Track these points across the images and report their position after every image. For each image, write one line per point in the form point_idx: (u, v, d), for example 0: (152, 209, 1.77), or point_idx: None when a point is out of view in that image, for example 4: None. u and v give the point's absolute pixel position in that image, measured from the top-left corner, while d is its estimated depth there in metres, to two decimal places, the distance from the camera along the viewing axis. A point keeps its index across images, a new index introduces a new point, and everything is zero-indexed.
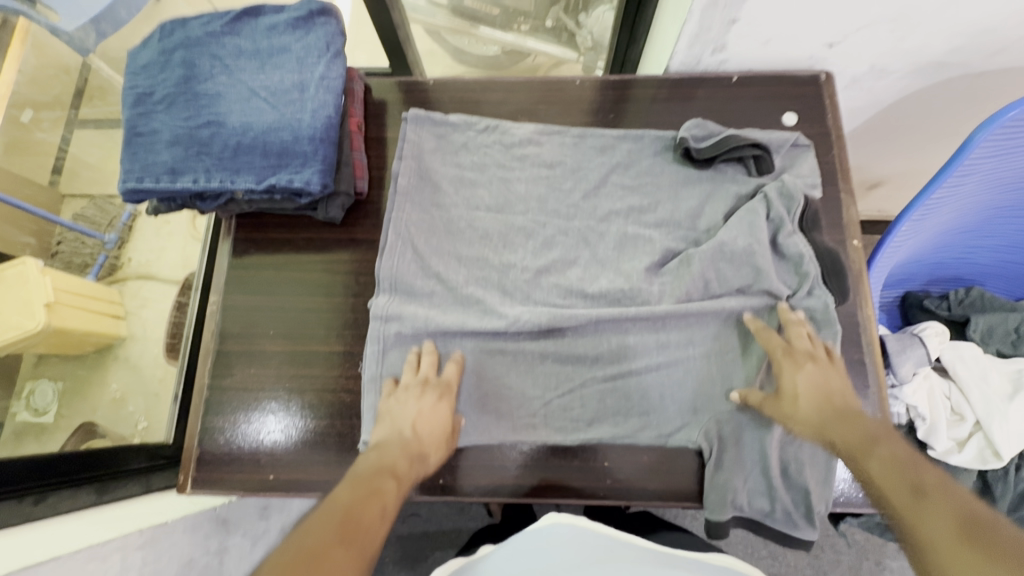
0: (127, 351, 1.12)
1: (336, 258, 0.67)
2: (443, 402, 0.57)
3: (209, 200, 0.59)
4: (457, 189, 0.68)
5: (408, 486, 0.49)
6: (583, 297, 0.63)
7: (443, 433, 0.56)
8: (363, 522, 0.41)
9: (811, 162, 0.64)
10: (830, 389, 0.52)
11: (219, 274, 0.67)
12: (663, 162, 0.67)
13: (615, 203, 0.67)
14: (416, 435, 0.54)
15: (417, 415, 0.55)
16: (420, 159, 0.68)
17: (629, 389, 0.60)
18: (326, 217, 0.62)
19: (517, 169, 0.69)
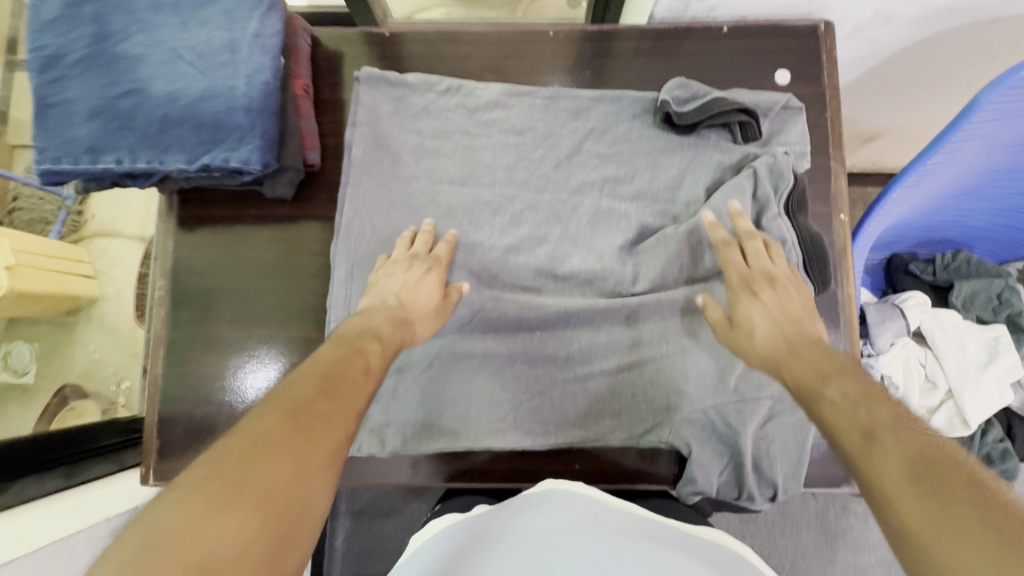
0: (101, 311, 1.08)
1: (289, 237, 0.62)
2: (429, 272, 0.56)
3: (141, 178, 0.53)
4: (418, 160, 0.62)
5: (393, 349, 0.49)
6: (553, 278, 0.60)
7: (431, 299, 0.55)
8: (347, 379, 0.42)
9: (802, 127, 0.59)
10: (791, 319, 0.49)
11: (164, 258, 0.62)
12: (641, 127, 0.62)
13: (589, 173, 0.62)
14: (403, 304, 0.53)
15: (402, 286, 0.54)
16: (377, 126, 0.62)
17: (601, 389, 0.59)
18: (274, 194, 0.57)
19: (483, 135, 0.63)
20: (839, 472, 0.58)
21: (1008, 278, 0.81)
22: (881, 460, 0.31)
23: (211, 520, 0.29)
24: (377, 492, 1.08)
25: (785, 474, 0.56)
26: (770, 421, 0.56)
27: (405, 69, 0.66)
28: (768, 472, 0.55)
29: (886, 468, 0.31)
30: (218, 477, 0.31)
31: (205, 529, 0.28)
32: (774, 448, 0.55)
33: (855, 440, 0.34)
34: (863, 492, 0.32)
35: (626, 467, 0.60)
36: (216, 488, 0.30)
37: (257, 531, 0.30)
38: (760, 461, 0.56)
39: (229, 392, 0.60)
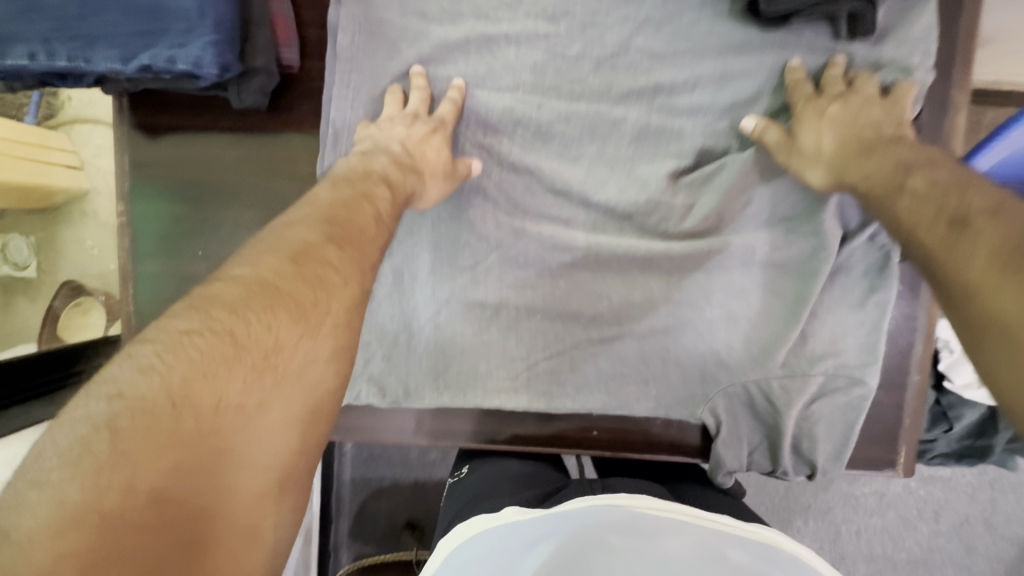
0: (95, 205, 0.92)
1: (267, 159, 0.52)
2: (435, 133, 0.47)
3: (72, 79, 0.42)
4: (420, 56, 0.49)
5: (403, 197, 0.44)
6: (585, 206, 0.51)
7: (441, 156, 0.47)
8: (356, 224, 0.38)
9: (931, 19, 0.45)
10: (864, 123, 0.42)
11: (123, 177, 0.53)
12: (711, 18, 0.47)
13: (637, 78, 0.49)
14: (408, 151, 0.46)
15: (405, 138, 0.47)
16: (369, 7, 0.48)
17: (629, 352, 0.51)
18: (242, 105, 0.45)
19: (505, 23, 0.48)
20: (885, 456, 0.52)
21: None
22: (967, 261, 0.28)
23: (209, 376, 0.27)
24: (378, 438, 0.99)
25: (828, 455, 0.50)
26: (819, 399, 0.50)
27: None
28: (808, 453, 0.50)
29: (971, 267, 0.28)
30: (213, 329, 0.28)
31: (201, 384, 0.27)
32: (818, 428, 0.50)
33: (941, 238, 0.31)
34: (943, 295, 0.30)
35: (650, 439, 0.54)
36: (214, 339, 0.28)
37: (262, 388, 0.29)
38: (800, 442, 0.51)
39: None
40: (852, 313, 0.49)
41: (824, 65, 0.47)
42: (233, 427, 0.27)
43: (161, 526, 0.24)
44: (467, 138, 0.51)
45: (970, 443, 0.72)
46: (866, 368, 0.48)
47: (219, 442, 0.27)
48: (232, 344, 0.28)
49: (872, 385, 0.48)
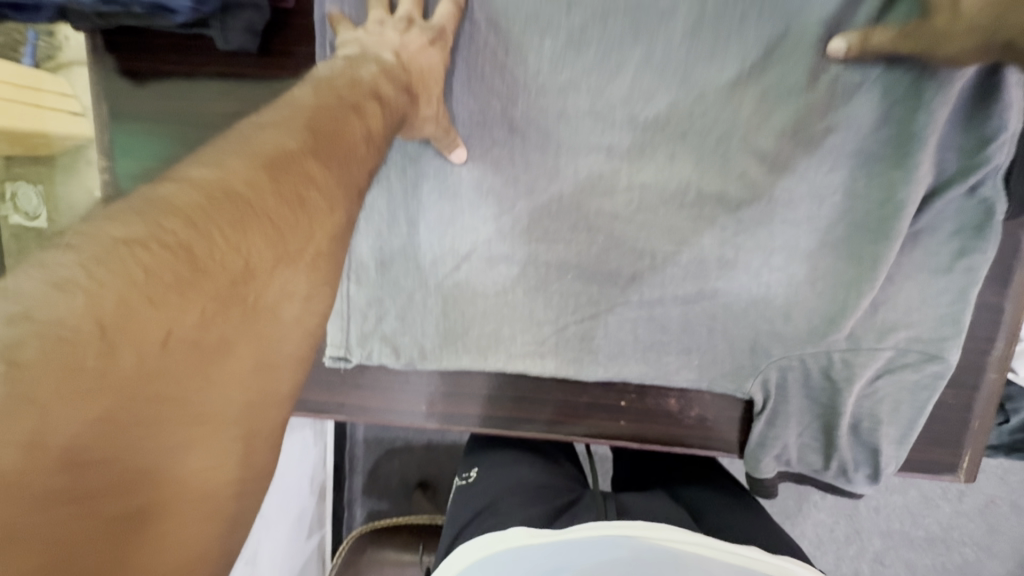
0: None
1: (266, 106, 0.46)
2: (439, 64, 0.42)
3: (36, 11, 0.37)
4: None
5: (398, 119, 0.37)
6: (631, 128, 0.45)
7: (438, 62, 0.41)
8: (344, 141, 0.31)
9: None
10: None
11: (102, 132, 0.47)
12: None
13: None
14: (403, 62, 0.39)
15: (400, 46, 0.39)
16: None
17: (670, 318, 0.48)
18: (225, 47, 0.39)
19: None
20: (948, 459, 0.48)
21: None
22: None
23: (156, 304, 0.20)
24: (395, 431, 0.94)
25: (892, 441, 0.47)
26: (885, 375, 0.46)
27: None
28: (869, 437, 0.47)
29: None
30: (161, 241, 0.21)
31: (147, 313, 0.20)
32: (882, 408, 0.46)
33: None
34: None
35: (682, 430, 0.50)
36: (164, 254, 0.21)
37: (222, 327, 0.22)
38: (859, 424, 0.47)
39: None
40: (933, 280, 0.44)
41: None
42: (193, 372, 0.21)
43: (87, 491, 0.18)
44: (488, 66, 0.44)
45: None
46: (945, 343, 0.44)
47: (168, 386, 0.20)
48: (189, 264, 0.22)
49: (951, 360, 0.44)
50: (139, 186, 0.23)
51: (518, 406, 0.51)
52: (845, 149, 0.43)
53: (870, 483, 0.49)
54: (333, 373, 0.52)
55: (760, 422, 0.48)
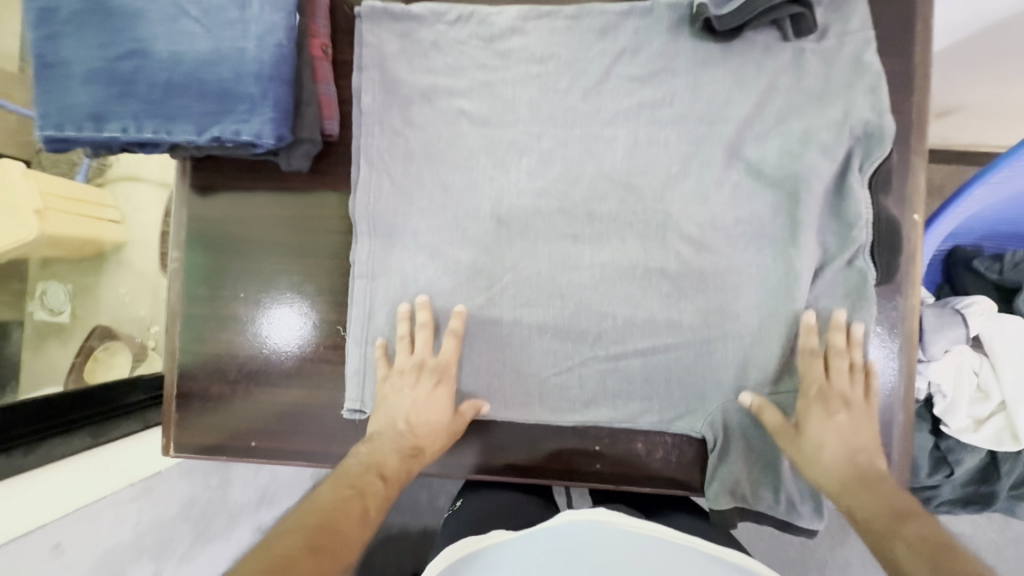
0: (129, 256, 1.08)
1: (308, 213, 0.59)
2: (438, 388, 0.56)
3: (150, 147, 0.49)
4: (433, 104, 0.57)
5: (396, 486, 0.52)
6: (590, 220, 0.57)
7: (441, 417, 0.56)
8: (342, 530, 0.46)
9: (865, 11, 0.53)
10: (856, 445, 0.52)
11: (177, 228, 0.59)
12: (679, 41, 0.56)
13: (622, 101, 0.57)
14: (411, 428, 0.55)
15: (412, 404, 0.55)
16: (385, 67, 0.57)
17: (632, 371, 0.58)
18: (289, 168, 0.53)
19: (501, 68, 0.57)
20: None
21: None
22: None
23: None
24: None
25: None
26: None
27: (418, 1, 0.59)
28: None
29: None
30: None
31: None
32: None
33: None
34: None
35: (652, 472, 0.58)
36: None
37: None
38: None
39: (241, 369, 0.59)
40: (841, 335, 0.55)
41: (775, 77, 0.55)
42: None
43: None
44: (481, 176, 0.57)
45: (976, 489, 0.73)
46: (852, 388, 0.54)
47: None
48: None
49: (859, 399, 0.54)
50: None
51: (512, 454, 0.60)
52: (752, 237, 0.56)
53: (817, 518, 0.57)
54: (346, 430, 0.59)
55: (714, 460, 0.57)
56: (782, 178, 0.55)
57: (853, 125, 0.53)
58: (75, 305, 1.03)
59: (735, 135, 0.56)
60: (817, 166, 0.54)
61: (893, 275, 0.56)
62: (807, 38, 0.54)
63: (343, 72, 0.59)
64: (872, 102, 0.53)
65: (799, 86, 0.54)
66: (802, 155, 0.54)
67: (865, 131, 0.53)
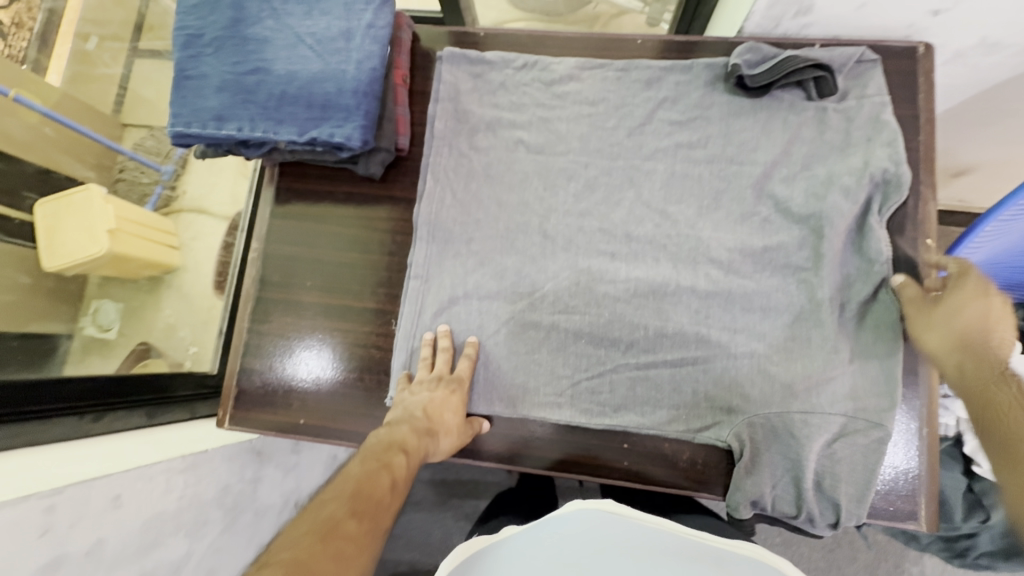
0: (180, 281, 1.16)
1: (373, 215, 0.67)
2: (453, 394, 0.59)
3: (253, 147, 0.58)
4: (496, 133, 0.66)
5: (417, 461, 0.53)
6: (627, 240, 0.63)
7: (454, 418, 0.59)
8: (375, 496, 0.46)
9: (880, 79, 0.60)
10: (991, 328, 0.47)
11: (261, 223, 0.68)
12: (714, 94, 0.63)
13: (662, 140, 0.64)
14: (426, 415, 0.56)
15: (428, 401, 0.58)
16: (457, 101, 0.67)
17: (662, 379, 0.61)
18: (366, 173, 0.61)
19: (558, 107, 0.66)
20: (907, 507, 0.56)
21: None
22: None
23: None
24: (419, 480, 1.14)
25: (851, 497, 0.55)
26: (842, 439, 0.56)
27: (486, 49, 0.70)
28: (830, 492, 0.56)
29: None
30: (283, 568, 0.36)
31: None
32: (840, 467, 0.56)
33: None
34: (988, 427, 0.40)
35: (676, 472, 0.60)
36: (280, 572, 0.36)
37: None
38: (822, 480, 0.56)
39: (299, 354, 0.65)
40: (868, 359, 0.57)
41: (799, 120, 0.61)
42: None
43: None
44: (533, 196, 0.65)
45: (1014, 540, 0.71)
46: (884, 413, 0.55)
47: None
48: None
49: (884, 432, 0.55)
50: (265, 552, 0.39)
51: (538, 448, 0.63)
52: (779, 262, 0.60)
53: (830, 532, 0.57)
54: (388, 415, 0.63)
55: (738, 469, 0.58)
56: (807, 217, 0.60)
57: (873, 172, 0.57)
58: (123, 324, 1.06)
59: (765, 171, 0.61)
60: (842, 205, 0.58)
61: None
62: (828, 99, 0.61)
63: (419, 103, 0.69)
64: (890, 154, 0.58)
65: (822, 137, 0.61)
66: (826, 199, 0.59)
67: (884, 178, 0.58)
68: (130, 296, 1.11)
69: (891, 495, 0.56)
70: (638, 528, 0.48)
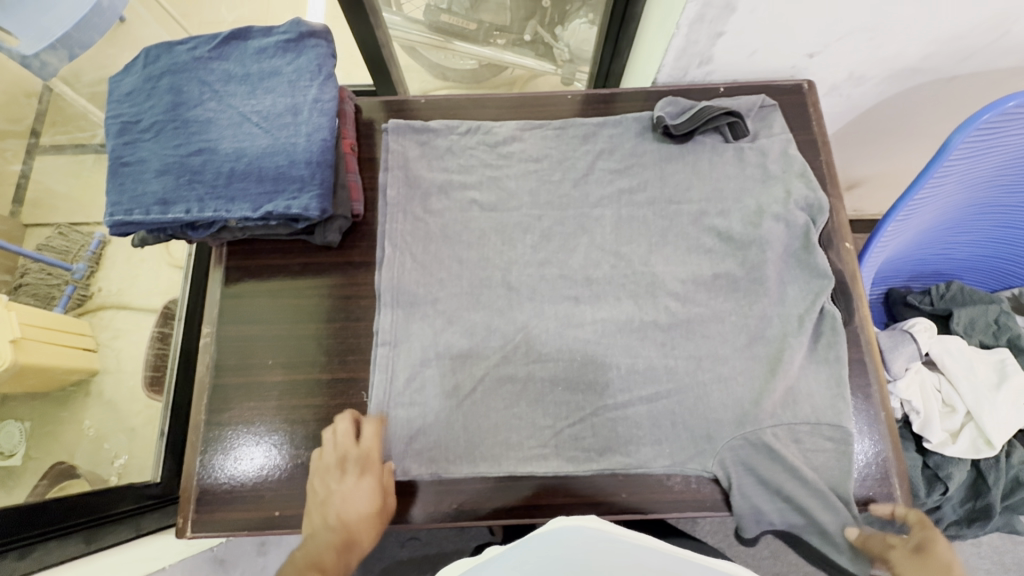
0: (103, 385, 1.05)
1: (333, 283, 0.66)
2: (362, 481, 0.55)
3: (201, 228, 0.57)
4: (449, 195, 0.68)
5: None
6: (588, 283, 0.65)
7: (372, 508, 0.55)
8: None
9: (781, 119, 0.69)
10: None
11: (210, 305, 0.65)
12: (645, 143, 0.70)
13: (605, 187, 0.68)
14: (342, 523, 0.54)
15: (341, 500, 0.55)
16: (407, 168, 0.69)
17: (641, 417, 0.60)
18: (323, 241, 0.60)
19: (505, 166, 0.69)
20: (885, 489, 0.59)
21: (1001, 304, 0.85)
22: None
23: None
24: (391, 561, 1.09)
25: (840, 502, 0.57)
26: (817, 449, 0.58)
27: (429, 115, 0.74)
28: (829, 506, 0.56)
29: None
30: None
31: None
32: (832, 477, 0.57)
33: None
34: None
35: (673, 496, 0.60)
36: None
37: None
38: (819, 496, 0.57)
39: (247, 448, 0.60)
40: (824, 367, 0.60)
41: (721, 152, 0.68)
42: None
43: None
44: (492, 249, 0.66)
45: (973, 505, 0.78)
46: (845, 414, 0.59)
47: None
48: None
49: (849, 429, 0.58)
50: None
51: (533, 496, 0.60)
52: (726, 288, 0.64)
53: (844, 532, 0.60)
54: None
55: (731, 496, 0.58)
56: (748, 243, 0.64)
57: (797, 199, 0.65)
58: (31, 446, 0.93)
59: (702, 201, 0.67)
60: (772, 232, 0.64)
61: (852, 313, 0.64)
62: (743, 140, 0.69)
63: (369, 170, 0.71)
64: (805, 183, 0.65)
65: (745, 169, 0.67)
66: (760, 225, 0.64)
67: (808, 203, 0.65)
68: (39, 413, 0.97)
69: (868, 482, 0.59)
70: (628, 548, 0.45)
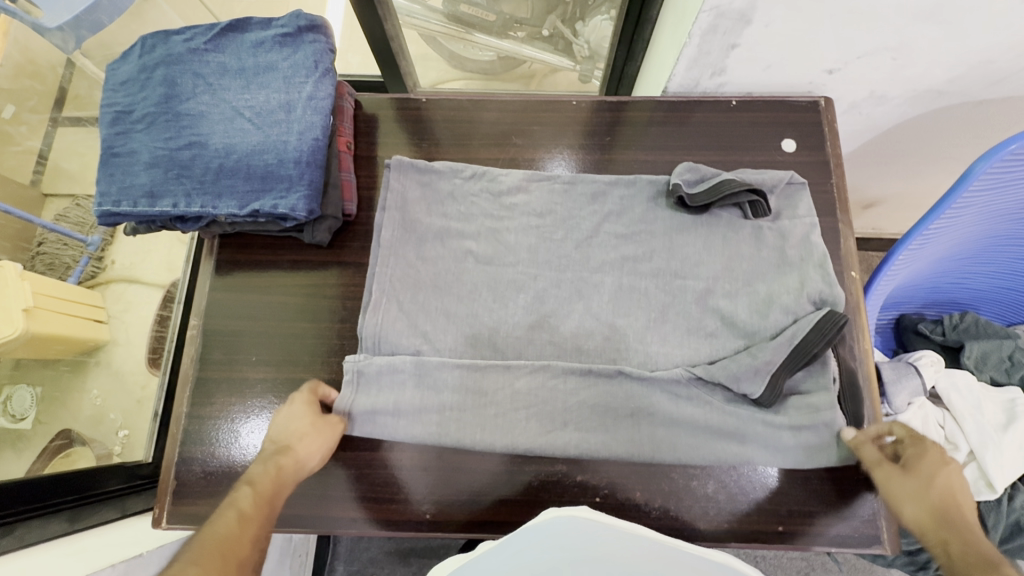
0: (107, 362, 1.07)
1: (322, 281, 0.65)
2: (297, 405, 0.57)
3: (190, 221, 0.56)
4: (444, 244, 0.66)
5: (277, 489, 0.52)
6: (579, 298, 0.63)
7: (306, 423, 0.56)
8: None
9: (807, 201, 0.64)
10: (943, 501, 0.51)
11: (200, 296, 0.65)
12: None
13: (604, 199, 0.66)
14: (278, 439, 0.55)
15: (281, 425, 0.56)
16: (404, 211, 0.66)
17: (630, 432, 0.58)
18: (313, 240, 0.59)
19: (507, 220, 0.67)
20: (871, 531, 0.57)
21: (1016, 339, 0.81)
22: None
23: None
24: (378, 551, 1.10)
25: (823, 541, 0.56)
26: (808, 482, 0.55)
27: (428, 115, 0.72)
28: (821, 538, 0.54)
29: None
30: None
31: None
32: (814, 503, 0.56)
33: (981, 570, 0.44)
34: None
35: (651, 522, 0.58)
36: None
37: None
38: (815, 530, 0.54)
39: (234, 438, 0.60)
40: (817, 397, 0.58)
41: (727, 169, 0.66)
42: None
43: None
44: (483, 257, 0.65)
45: None
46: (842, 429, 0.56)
47: None
48: None
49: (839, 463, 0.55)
50: (187, 548, 0.46)
51: (507, 510, 0.59)
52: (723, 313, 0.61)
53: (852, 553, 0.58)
54: (349, 488, 0.59)
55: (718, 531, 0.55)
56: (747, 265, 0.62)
57: (810, 294, 0.59)
58: (40, 411, 0.93)
59: (702, 219, 0.65)
60: None
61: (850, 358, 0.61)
62: (763, 219, 0.64)
63: (365, 168, 0.69)
64: (823, 276, 0.60)
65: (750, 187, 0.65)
66: None
67: (821, 300, 0.59)
68: (50, 379, 0.97)
69: (853, 520, 0.57)
70: (623, 536, 0.43)
